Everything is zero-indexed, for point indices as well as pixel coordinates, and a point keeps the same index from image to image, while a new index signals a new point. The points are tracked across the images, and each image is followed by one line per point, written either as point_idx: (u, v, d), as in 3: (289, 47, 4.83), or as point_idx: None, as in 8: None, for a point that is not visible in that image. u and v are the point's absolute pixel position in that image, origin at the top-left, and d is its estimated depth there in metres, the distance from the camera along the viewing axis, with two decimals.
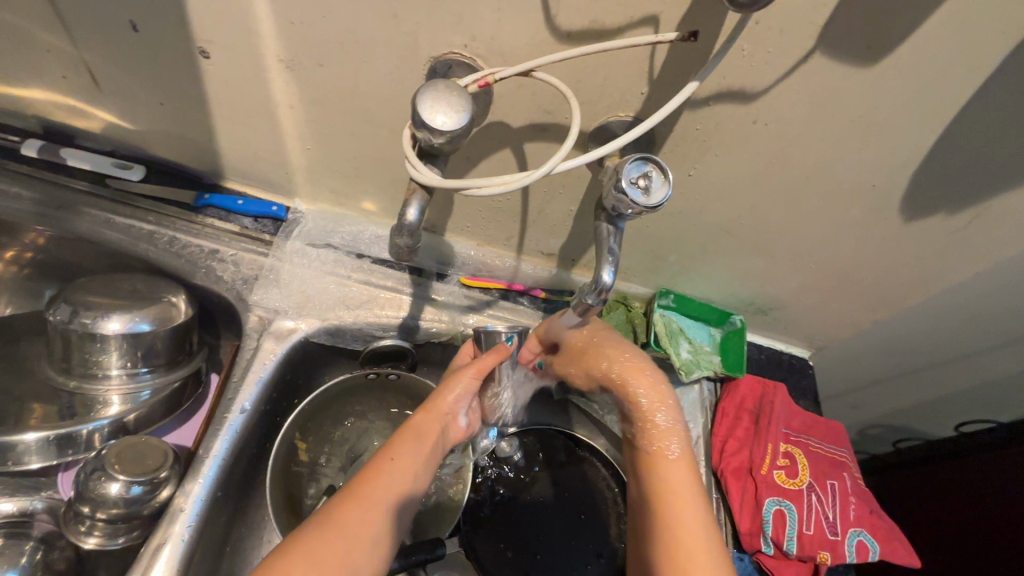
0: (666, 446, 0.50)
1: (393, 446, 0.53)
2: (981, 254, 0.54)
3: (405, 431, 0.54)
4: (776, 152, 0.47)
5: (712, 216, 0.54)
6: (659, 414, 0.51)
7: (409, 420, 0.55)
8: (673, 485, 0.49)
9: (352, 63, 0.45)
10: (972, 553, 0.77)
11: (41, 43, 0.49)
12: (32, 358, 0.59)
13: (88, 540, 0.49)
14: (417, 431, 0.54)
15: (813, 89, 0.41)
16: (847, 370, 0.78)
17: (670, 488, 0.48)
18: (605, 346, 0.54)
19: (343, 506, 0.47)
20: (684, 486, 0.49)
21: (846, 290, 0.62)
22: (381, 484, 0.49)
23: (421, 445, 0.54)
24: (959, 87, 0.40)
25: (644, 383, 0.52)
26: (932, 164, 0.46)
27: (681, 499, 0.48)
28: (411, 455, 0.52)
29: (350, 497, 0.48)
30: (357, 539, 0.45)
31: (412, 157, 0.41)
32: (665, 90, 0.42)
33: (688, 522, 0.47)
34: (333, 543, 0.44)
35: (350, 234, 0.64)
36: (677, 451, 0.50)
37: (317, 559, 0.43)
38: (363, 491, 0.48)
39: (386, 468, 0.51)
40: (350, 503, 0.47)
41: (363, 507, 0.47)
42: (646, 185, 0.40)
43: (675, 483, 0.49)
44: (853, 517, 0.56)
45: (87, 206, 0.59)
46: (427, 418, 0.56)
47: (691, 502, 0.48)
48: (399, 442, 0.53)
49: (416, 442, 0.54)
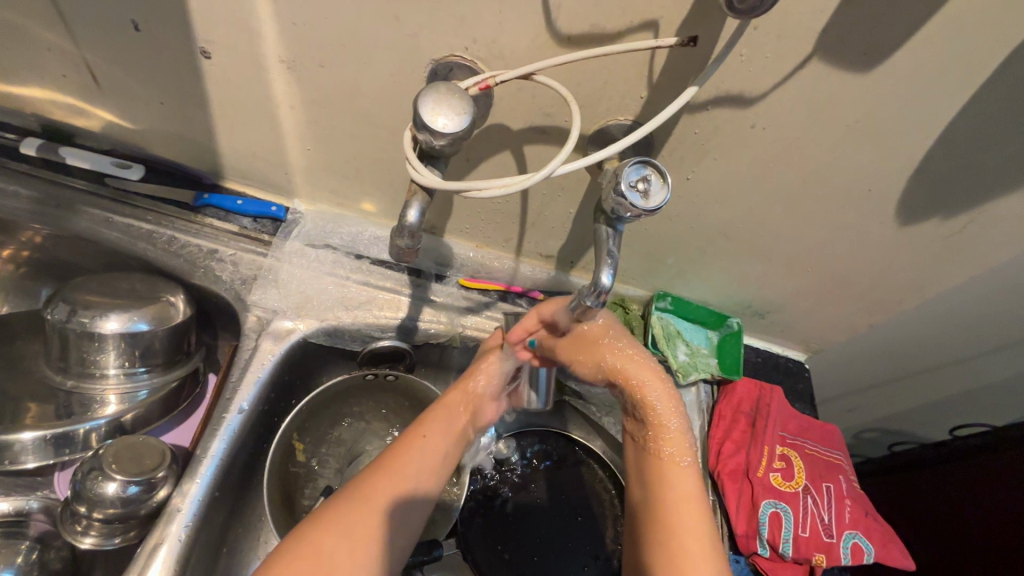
0: (678, 453, 0.50)
1: (426, 424, 0.55)
2: (975, 259, 0.54)
3: (439, 410, 0.56)
4: (773, 157, 0.47)
5: (710, 219, 0.55)
6: (672, 417, 0.51)
7: (442, 399, 0.58)
8: (678, 494, 0.49)
9: (354, 64, 0.45)
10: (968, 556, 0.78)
11: (42, 41, 0.49)
12: (29, 357, 0.59)
13: (84, 540, 0.49)
14: (449, 411, 0.56)
15: (811, 94, 0.41)
16: (842, 373, 0.78)
17: (676, 495, 0.49)
18: (623, 345, 0.54)
19: (371, 483, 0.49)
20: (690, 496, 0.49)
21: (842, 294, 0.63)
22: (410, 462, 0.52)
23: (452, 424, 0.56)
24: (953, 94, 0.40)
25: (658, 387, 0.52)
26: (927, 169, 0.47)
27: (686, 507, 0.48)
28: (441, 434, 0.55)
29: (376, 477, 0.50)
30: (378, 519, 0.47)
31: (413, 159, 0.41)
32: (664, 94, 0.43)
33: (691, 530, 0.47)
34: (359, 522, 0.46)
35: (349, 235, 0.64)
36: (688, 459, 0.50)
37: (347, 533, 0.46)
38: (390, 471, 0.50)
39: (417, 445, 0.53)
40: (375, 485, 0.49)
41: (388, 488, 0.49)
42: (645, 188, 0.40)
43: (678, 490, 0.49)
44: (848, 519, 0.57)
45: (85, 205, 0.59)
46: (462, 398, 0.58)
47: (694, 512, 0.48)
48: (431, 421, 0.55)
49: (448, 421, 0.56)
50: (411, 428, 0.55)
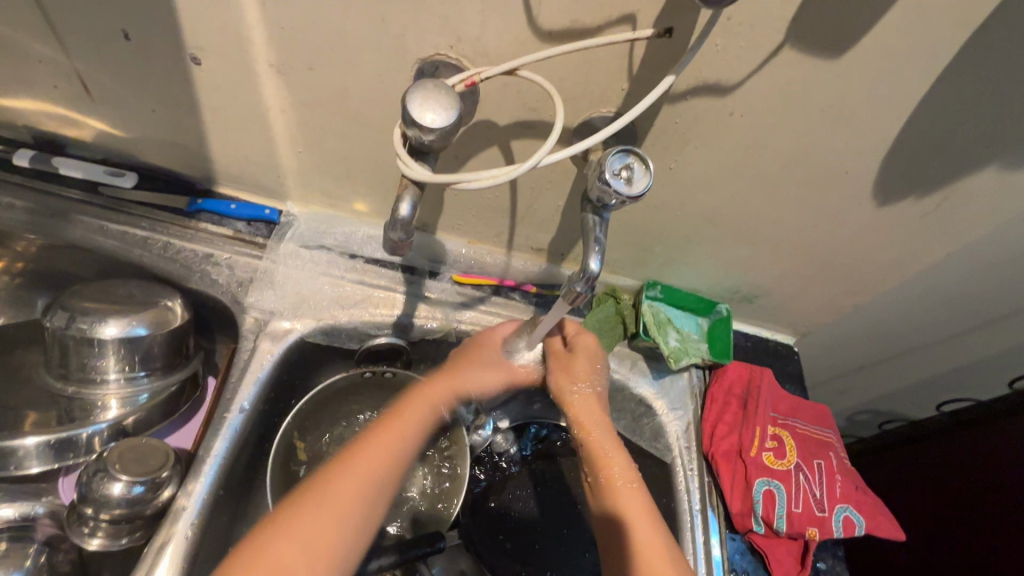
0: (625, 478, 0.53)
1: (392, 420, 0.53)
2: (951, 235, 0.56)
3: (404, 405, 0.55)
4: (755, 141, 0.48)
5: (694, 206, 0.56)
6: (606, 439, 0.55)
7: (423, 388, 0.57)
8: (631, 511, 0.51)
9: (342, 67, 0.47)
10: (945, 537, 0.78)
11: (33, 53, 0.50)
12: (29, 366, 0.59)
13: (91, 542, 0.49)
14: (424, 403, 0.55)
15: (784, 81, 0.43)
16: (831, 355, 0.80)
17: (632, 508, 0.51)
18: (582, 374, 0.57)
19: (328, 482, 0.47)
20: (643, 503, 0.51)
21: (826, 276, 0.64)
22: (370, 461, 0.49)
23: (425, 415, 0.54)
24: (920, 76, 0.42)
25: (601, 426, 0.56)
26: (899, 150, 0.48)
27: (639, 521, 0.50)
28: (410, 429, 0.53)
29: (331, 473, 0.48)
30: (343, 512, 0.46)
31: (403, 154, 0.42)
32: (643, 85, 0.44)
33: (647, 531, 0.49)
34: (318, 535, 0.44)
35: (343, 235, 0.65)
36: (635, 481, 0.53)
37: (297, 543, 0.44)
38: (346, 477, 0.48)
39: (379, 439, 0.51)
40: (335, 492, 0.47)
41: (352, 484, 0.47)
42: (628, 176, 0.41)
43: (634, 502, 0.51)
44: (839, 494, 0.58)
45: (79, 214, 0.60)
46: (438, 387, 0.56)
47: (645, 519, 0.50)
48: (400, 416, 0.53)
49: (414, 414, 0.54)
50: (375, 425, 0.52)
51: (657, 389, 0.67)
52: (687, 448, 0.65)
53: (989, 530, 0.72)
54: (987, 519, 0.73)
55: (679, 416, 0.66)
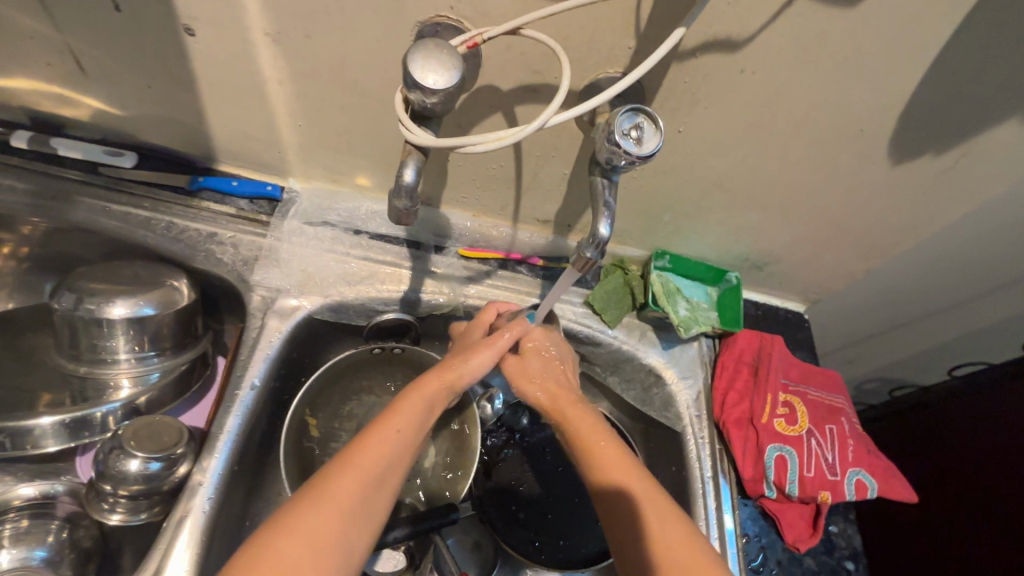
0: (626, 462, 0.49)
1: (396, 414, 0.49)
2: (967, 194, 0.55)
3: (408, 397, 0.50)
4: (768, 100, 0.47)
5: (704, 172, 0.55)
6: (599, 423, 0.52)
7: (416, 380, 0.52)
8: (644, 492, 0.46)
9: (340, 33, 0.45)
10: (953, 499, 0.78)
11: (23, 28, 0.49)
12: (39, 350, 0.59)
13: (112, 517, 0.51)
14: (426, 397, 0.51)
15: (799, 33, 0.42)
16: (842, 321, 0.79)
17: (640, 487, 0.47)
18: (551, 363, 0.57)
19: (334, 480, 0.43)
20: (653, 484, 0.47)
21: (838, 240, 0.63)
22: (382, 453, 0.46)
23: (427, 413, 0.50)
24: (939, 25, 0.41)
25: (581, 416, 0.53)
26: (916, 105, 0.47)
27: (654, 500, 0.46)
28: (413, 427, 0.49)
29: (339, 471, 0.44)
30: (355, 511, 0.43)
31: (405, 119, 0.41)
32: (652, 41, 0.43)
33: (668, 513, 0.45)
34: (330, 520, 0.41)
35: (346, 211, 0.65)
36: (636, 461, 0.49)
37: (311, 534, 0.40)
38: (356, 462, 0.44)
39: (389, 437, 0.47)
40: (343, 476, 0.43)
41: (359, 482, 0.44)
42: (638, 136, 0.40)
43: (642, 484, 0.47)
44: (851, 458, 0.58)
45: (81, 195, 0.59)
46: (436, 380, 0.52)
47: (663, 501, 0.46)
48: (403, 409, 0.49)
49: (420, 410, 0.50)
50: (378, 417, 0.48)
51: (667, 358, 0.67)
52: (698, 416, 0.65)
53: (999, 493, 0.72)
54: (998, 482, 0.73)
55: (689, 385, 0.66)
